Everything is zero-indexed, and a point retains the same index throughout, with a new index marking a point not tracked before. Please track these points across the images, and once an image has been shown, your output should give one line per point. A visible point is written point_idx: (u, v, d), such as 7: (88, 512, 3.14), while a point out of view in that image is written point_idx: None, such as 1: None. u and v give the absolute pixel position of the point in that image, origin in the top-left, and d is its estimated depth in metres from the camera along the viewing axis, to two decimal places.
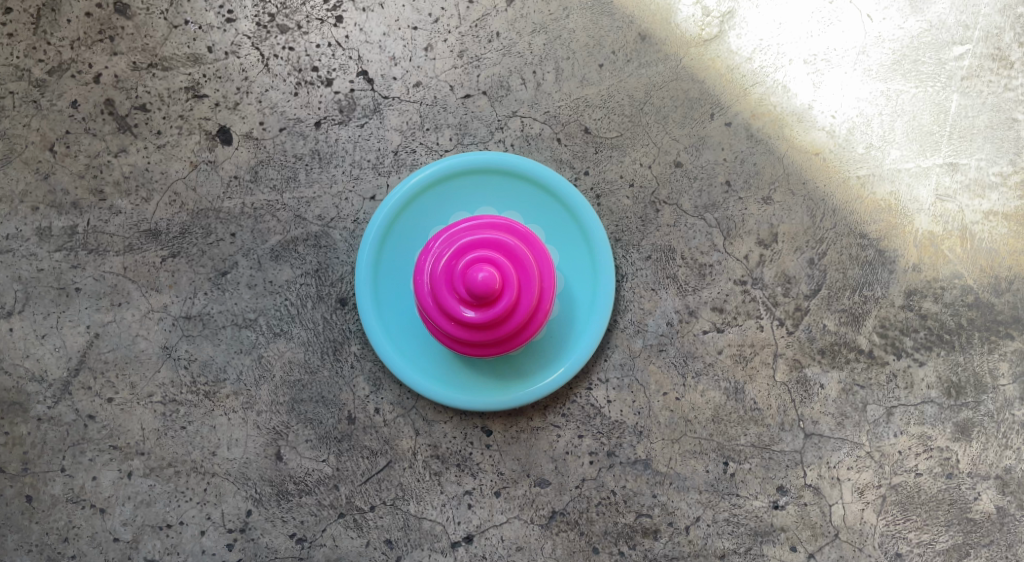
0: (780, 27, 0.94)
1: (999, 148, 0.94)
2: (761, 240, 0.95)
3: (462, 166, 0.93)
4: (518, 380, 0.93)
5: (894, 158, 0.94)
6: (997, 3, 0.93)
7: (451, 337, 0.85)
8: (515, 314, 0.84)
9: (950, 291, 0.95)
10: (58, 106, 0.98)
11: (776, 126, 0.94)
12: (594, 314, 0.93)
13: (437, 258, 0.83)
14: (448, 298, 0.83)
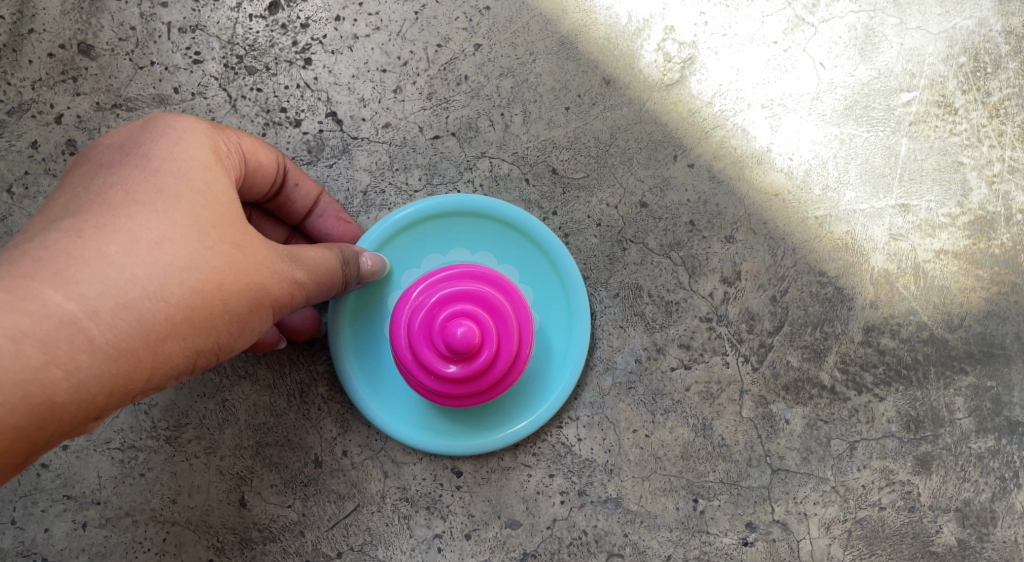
0: (739, 73, 0.97)
1: (947, 190, 0.96)
2: (724, 278, 0.97)
3: (426, 210, 0.93)
4: (497, 422, 0.92)
5: (849, 200, 0.97)
6: (941, 52, 0.96)
7: (431, 392, 0.84)
8: (494, 367, 0.83)
9: (906, 327, 0.97)
10: (17, 147, 0.96)
11: (737, 167, 0.97)
12: (571, 353, 0.93)
13: (415, 312, 0.82)
14: (426, 353, 0.81)
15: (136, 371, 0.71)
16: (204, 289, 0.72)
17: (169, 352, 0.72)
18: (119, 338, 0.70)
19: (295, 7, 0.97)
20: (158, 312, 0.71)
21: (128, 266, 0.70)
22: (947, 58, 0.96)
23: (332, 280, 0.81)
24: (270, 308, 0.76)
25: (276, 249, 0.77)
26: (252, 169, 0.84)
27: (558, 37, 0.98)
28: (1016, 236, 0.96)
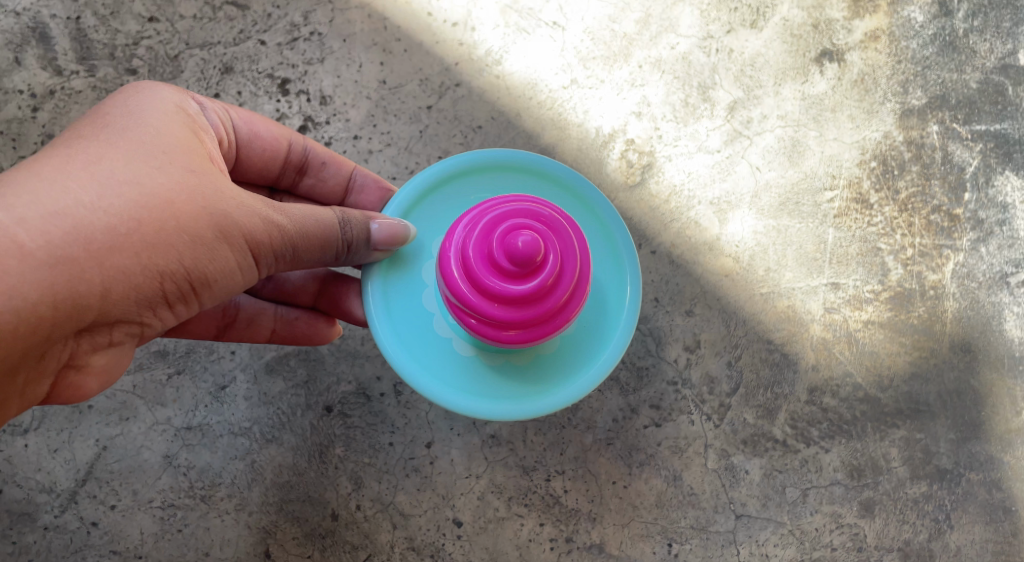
0: (690, 176, 1.13)
1: (870, 270, 1.12)
2: (687, 346, 1.12)
3: (434, 177, 0.96)
4: (563, 376, 0.92)
5: (788, 279, 1.12)
6: (855, 158, 1.13)
7: (488, 323, 0.82)
8: (561, 281, 0.82)
9: (843, 388, 1.13)
10: None
11: (693, 253, 1.12)
12: (623, 298, 0.94)
13: (466, 243, 0.82)
14: (483, 275, 0.81)
15: (79, 281, 0.80)
16: (146, 209, 0.81)
17: (120, 270, 0.81)
18: (71, 250, 0.79)
19: (321, 130, 1.12)
20: (99, 225, 0.80)
21: (68, 185, 0.80)
22: (861, 163, 1.13)
23: (310, 228, 0.87)
24: (220, 235, 0.84)
25: (224, 187, 0.86)
26: (248, 139, 0.98)
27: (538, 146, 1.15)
28: (931, 307, 1.12)
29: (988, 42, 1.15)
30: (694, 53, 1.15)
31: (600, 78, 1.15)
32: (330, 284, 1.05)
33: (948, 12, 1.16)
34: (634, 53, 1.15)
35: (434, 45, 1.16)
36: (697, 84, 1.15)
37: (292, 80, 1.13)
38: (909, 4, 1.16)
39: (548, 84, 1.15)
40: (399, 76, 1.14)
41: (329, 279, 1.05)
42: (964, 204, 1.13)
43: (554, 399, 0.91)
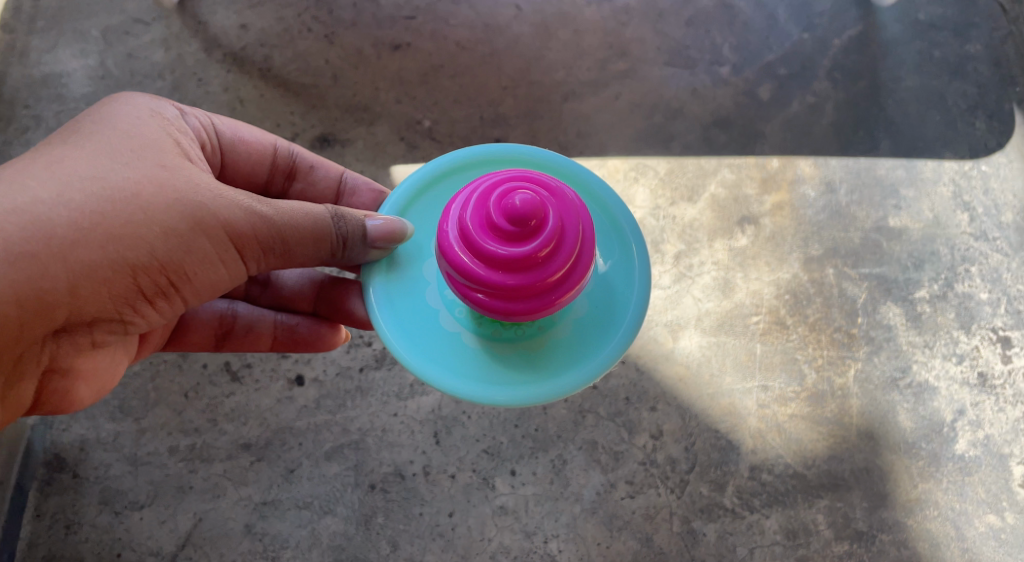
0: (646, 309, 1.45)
1: (792, 374, 1.44)
2: (652, 434, 1.43)
3: (426, 178, 1.12)
4: (582, 354, 1.05)
5: (727, 382, 1.44)
6: (773, 293, 1.46)
7: (488, 291, 0.94)
8: (561, 239, 0.94)
9: (777, 466, 1.41)
10: (194, 367, 1.45)
11: (653, 363, 1.44)
12: (629, 275, 1.08)
13: (466, 214, 0.95)
14: (480, 243, 0.93)
15: (51, 278, 0.95)
16: (115, 209, 0.96)
17: (96, 269, 0.96)
18: (48, 255, 0.94)
19: None
20: (69, 225, 0.95)
21: (40, 192, 0.95)
22: (778, 296, 1.46)
23: (285, 224, 1.02)
24: (183, 231, 0.98)
25: (186, 186, 1.00)
26: (241, 147, 1.18)
27: None
28: (840, 404, 1.43)
29: (865, 210, 1.50)
30: (648, 219, 1.48)
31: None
32: (322, 290, 1.26)
33: (832, 190, 1.51)
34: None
35: None
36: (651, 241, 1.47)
37: None
38: (804, 184, 1.51)
39: None
40: None
41: (322, 286, 1.26)
42: (858, 326, 1.45)
43: (563, 380, 1.04)
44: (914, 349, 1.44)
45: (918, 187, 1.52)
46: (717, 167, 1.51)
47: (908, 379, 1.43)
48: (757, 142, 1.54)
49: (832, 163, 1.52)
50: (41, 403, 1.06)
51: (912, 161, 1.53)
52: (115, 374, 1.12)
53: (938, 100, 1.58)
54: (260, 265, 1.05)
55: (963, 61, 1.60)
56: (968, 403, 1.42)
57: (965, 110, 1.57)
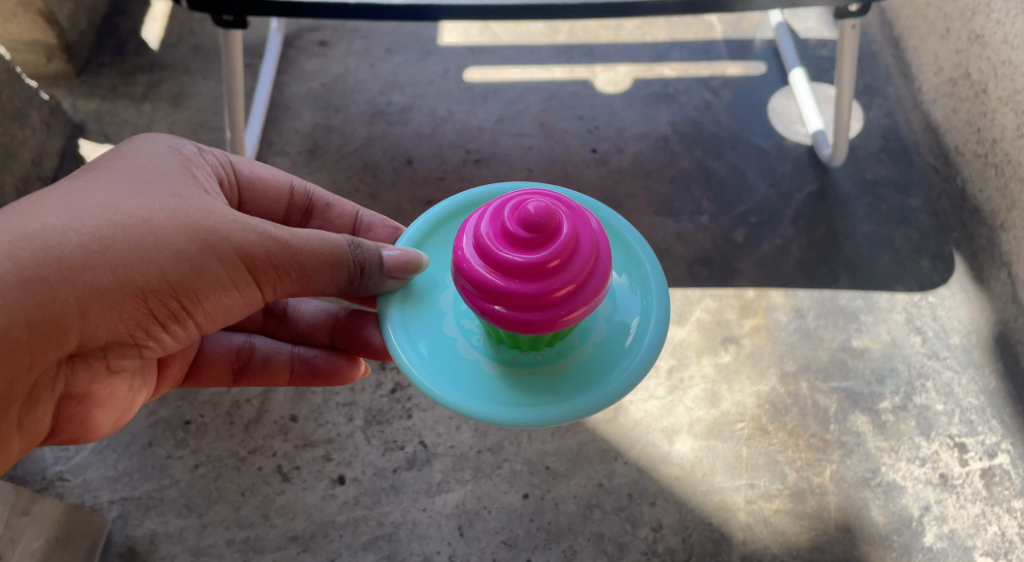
0: (643, 418, 1.66)
1: (775, 474, 1.60)
2: (653, 527, 1.58)
3: (430, 225, 1.28)
4: (605, 372, 1.15)
5: (717, 481, 1.61)
6: (753, 402, 1.66)
7: (505, 300, 1.00)
8: (575, 244, 1.00)
9: (766, 556, 1.55)
10: (251, 470, 1.67)
11: (651, 464, 1.62)
12: (641, 294, 1.21)
13: (482, 227, 1.01)
14: (499, 251, 0.99)
15: (62, 300, 1.02)
16: (127, 235, 1.05)
17: (107, 291, 1.04)
18: (58, 278, 1.01)
19: (404, 391, 1.74)
20: (81, 251, 1.02)
21: (52, 219, 1.03)
22: (759, 405, 1.66)
23: (294, 247, 1.12)
24: (192, 255, 1.07)
25: (194, 213, 1.09)
26: (261, 184, 1.34)
27: None
28: (819, 501, 1.58)
29: (831, 333, 1.73)
30: None
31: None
32: (337, 325, 1.38)
33: (801, 315, 1.74)
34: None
35: None
36: None
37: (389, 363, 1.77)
38: (776, 311, 1.75)
39: None
40: None
41: (336, 321, 1.38)
42: (832, 431, 1.64)
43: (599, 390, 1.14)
44: (881, 452, 1.61)
45: (875, 314, 1.75)
46: (701, 297, 1.76)
47: (878, 479, 1.59)
48: (734, 276, 1.79)
49: (800, 294, 1.76)
50: (58, 428, 1.16)
51: (869, 293, 1.77)
52: (132, 396, 1.24)
53: (888, 243, 1.83)
54: (269, 287, 1.13)
55: (906, 213, 1.87)
56: (932, 500, 1.56)
57: (913, 251, 1.82)
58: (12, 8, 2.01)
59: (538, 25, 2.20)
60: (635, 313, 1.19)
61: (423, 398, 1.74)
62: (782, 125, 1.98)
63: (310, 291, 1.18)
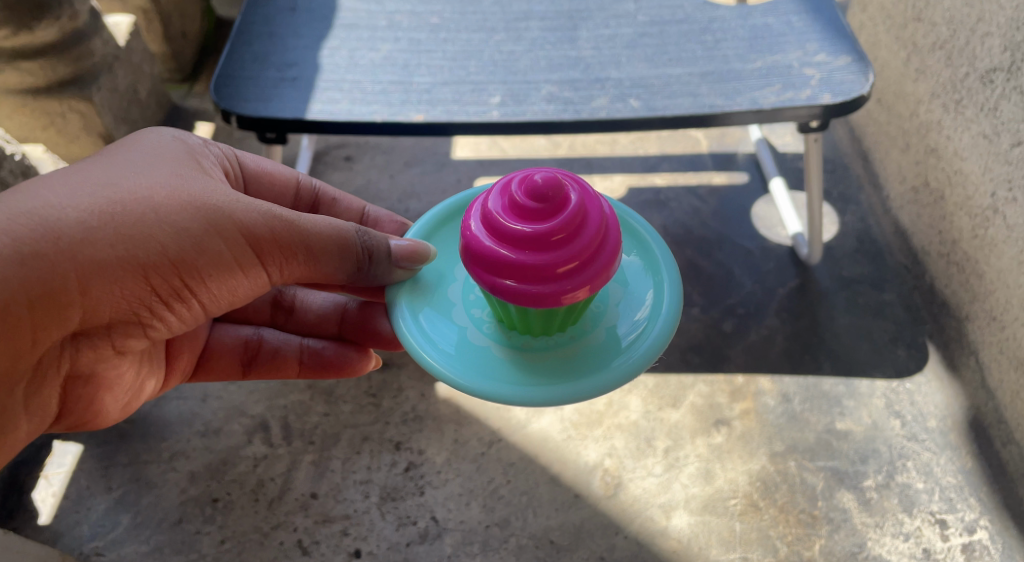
0: (642, 494, 1.77)
1: (768, 548, 1.70)
2: None
3: (429, 228, 1.44)
4: (619, 350, 1.27)
5: (713, 555, 1.70)
6: (745, 480, 1.78)
7: (516, 274, 1.14)
8: (582, 221, 1.14)
9: None
10: (273, 544, 1.77)
11: (650, 538, 1.72)
12: (641, 283, 1.35)
13: (495, 205, 1.15)
14: (508, 224, 1.13)
15: (64, 275, 1.16)
16: (125, 216, 1.19)
17: (106, 267, 1.18)
18: (61, 256, 1.15)
19: (417, 469, 1.85)
20: (83, 229, 1.17)
21: (57, 200, 1.17)
22: (750, 482, 1.77)
23: (285, 228, 1.27)
24: (185, 234, 1.21)
25: (190, 196, 1.23)
26: (270, 183, 1.51)
27: (551, 476, 1.82)
28: None
29: (816, 416, 1.86)
30: (640, 420, 1.87)
31: (585, 434, 1.86)
32: (342, 317, 1.56)
33: (788, 400, 1.88)
34: (605, 421, 1.88)
35: (485, 418, 1.92)
36: (643, 437, 1.85)
37: (404, 444, 1.89)
38: (764, 395, 1.89)
39: (555, 436, 1.87)
40: (465, 433, 1.90)
41: (340, 315, 1.57)
42: (819, 508, 1.74)
43: (629, 352, 1.26)
44: (867, 528, 1.71)
45: (857, 398, 1.88)
46: (694, 382, 1.91)
47: (865, 553, 1.68)
48: (724, 363, 1.94)
49: (786, 380, 1.91)
50: (66, 399, 1.35)
51: (850, 379, 1.91)
52: (137, 382, 1.44)
53: (866, 334, 1.98)
54: (261, 264, 1.28)
55: (882, 307, 2.03)
56: None
57: (890, 341, 1.97)
58: (77, 132, 2.25)
59: (541, 141, 2.46)
60: (642, 286, 1.34)
61: (436, 477, 1.84)
62: (765, 228, 2.19)
63: (306, 272, 1.32)
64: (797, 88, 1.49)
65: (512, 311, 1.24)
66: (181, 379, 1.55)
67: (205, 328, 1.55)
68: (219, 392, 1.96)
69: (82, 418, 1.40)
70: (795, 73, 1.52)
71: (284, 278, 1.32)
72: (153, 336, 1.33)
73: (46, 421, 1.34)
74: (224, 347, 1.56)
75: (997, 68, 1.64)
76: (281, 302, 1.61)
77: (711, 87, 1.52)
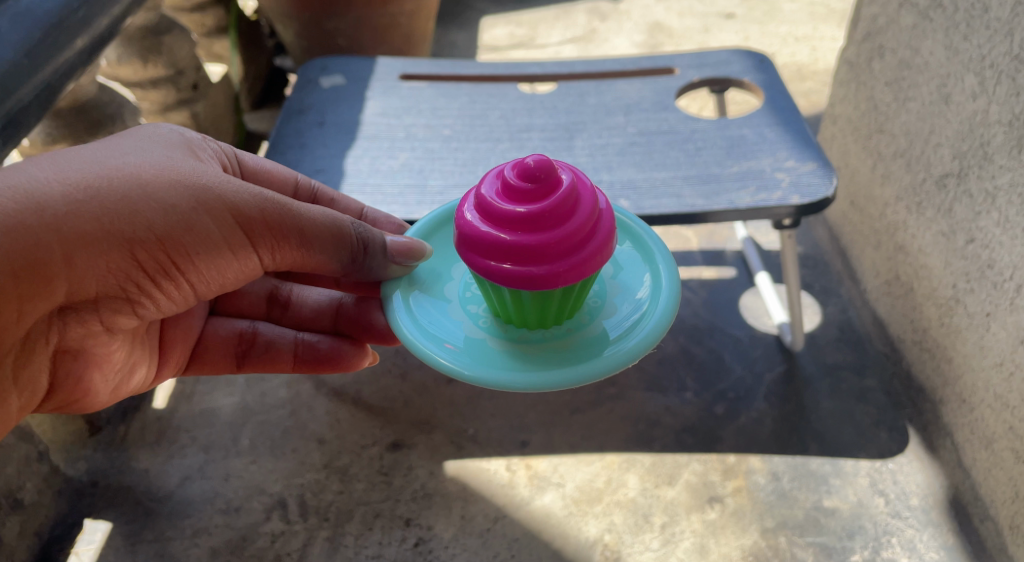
0: None
1: None
2: None
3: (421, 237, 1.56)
4: (620, 333, 1.36)
5: None
6: (738, 554, 1.87)
7: (512, 256, 1.23)
8: (574, 205, 1.23)
9: None
10: None
11: None
12: (634, 274, 1.46)
13: (490, 193, 1.25)
14: (502, 203, 1.22)
15: (51, 247, 1.21)
16: (114, 193, 1.26)
17: (94, 241, 1.24)
18: (49, 229, 1.21)
19: (426, 544, 1.94)
20: (71, 204, 1.22)
21: (44, 176, 1.22)
22: (743, 557, 1.86)
23: (271, 211, 1.36)
24: (172, 213, 1.29)
25: (177, 178, 1.31)
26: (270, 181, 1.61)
27: (553, 550, 1.90)
28: None
29: (804, 493, 1.96)
30: (638, 496, 1.97)
31: (586, 511, 1.96)
32: (337, 316, 1.67)
33: (777, 478, 1.99)
34: (604, 498, 1.98)
35: (491, 496, 2.01)
36: (641, 513, 1.95)
37: (413, 520, 1.98)
38: (755, 473, 2.00)
39: (557, 512, 1.96)
40: (471, 510, 1.99)
41: (336, 312, 1.67)
42: None
43: (630, 337, 1.34)
44: None
45: (842, 477, 1.99)
46: (688, 461, 2.03)
47: None
48: (716, 443, 2.07)
49: (775, 459, 2.02)
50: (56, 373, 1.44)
51: (836, 459, 2.02)
52: (124, 359, 1.54)
53: (850, 416, 2.11)
54: (247, 244, 1.36)
55: (864, 392, 2.16)
56: None
57: (872, 424, 2.09)
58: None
59: None
60: (637, 279, 1.45)
61: (444, 551, 1.92)
62: (753, 318, 2.35)
63: (293, 257, 1.41)
64: (770, 190, 1.69)
65: (510, 300, 1.33)
66: (177, 369, 1.69)
67: (200, 320, 1.69)
68: (240, 472, 2.09)
69: (71, 390, 1.49)
70: (768, 177, 1.73)
71: (274, 261, 1.41)
72: (140, 313, 1.41)
73: (35, 396, 1.42)
74: (219, 340, 1.70)
75: (949, 174, 1.85)
76: (278, 297, 1.73)
77: (694, 189, 1.72)
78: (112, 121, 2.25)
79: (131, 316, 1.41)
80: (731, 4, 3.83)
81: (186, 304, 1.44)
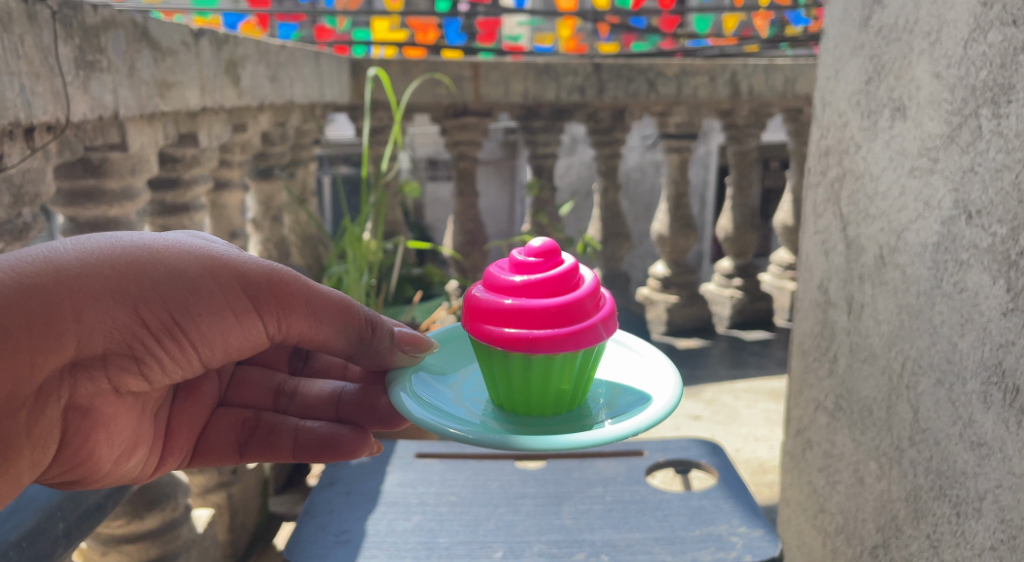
0: None
1: None
2: None
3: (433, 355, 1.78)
4: (638, 405, 1.52)
5: None
6: None
7: (515, 323, 1.55)
8: (572, 283, 1.59)
9: None
10: None
11: None
12: (628, 375, 1.72)
13: (500, 270, 1.62)
14: (509, 275, 1.59)
15: (58, 301, 1.28)
16: (123, 256, 1.37)
17: (100, 294, 1.33)
18: (61, 285, 1.28)
19: None
20: (79, 265, 1.31)
21: (54, 246, 1.31)
22: None
23: (273, 278, 1.52)
24: (179, 275, 1.42)
25: (182, 249, 1.45)
26: None
27: None
28: None
29: None
30: None
31: None
32: (338, 405, 1.82)
33: None
34: None
35: None
36: None
37: None
38: None
39: None
40: None
41: (336, 402, 1.82)
42: None
43: (643, 405, 1.50)
44: None
45: None
46: None
47: None
48: None
49: None
50: (68, 442, 1.46)
51: None
52: (130, 433, 1.60)
53: None
54: (253, 305, 1.50)
55: None
56: None
57: None
58: None
59: None
60: (630, 385, 1.68)
61: None
62: None
63: (297, 326, 1.56)
64: (727, 549, 2.05)
65: (514, 374, 1.59)
66: (181, 460, 1.81)
67: (208, 407, 1.82)
68: None
69: (77, 456, 1.50)
70: (724, 539, 2.10)
71: (279, 328, 1.55)
72: (145, 375, 1.47)
73: (46, 455, 1.41)
74: (224, 427, 1.83)
75: (877, 545, 2.19)
76: (284, 390, 1.87)
77: (664, 548, 2.08)
78: (167, 497, 2.60)
79: (136, 379, 1.46)
80: (697, 409, 4.47)
81: (188, 368, 1.53)
